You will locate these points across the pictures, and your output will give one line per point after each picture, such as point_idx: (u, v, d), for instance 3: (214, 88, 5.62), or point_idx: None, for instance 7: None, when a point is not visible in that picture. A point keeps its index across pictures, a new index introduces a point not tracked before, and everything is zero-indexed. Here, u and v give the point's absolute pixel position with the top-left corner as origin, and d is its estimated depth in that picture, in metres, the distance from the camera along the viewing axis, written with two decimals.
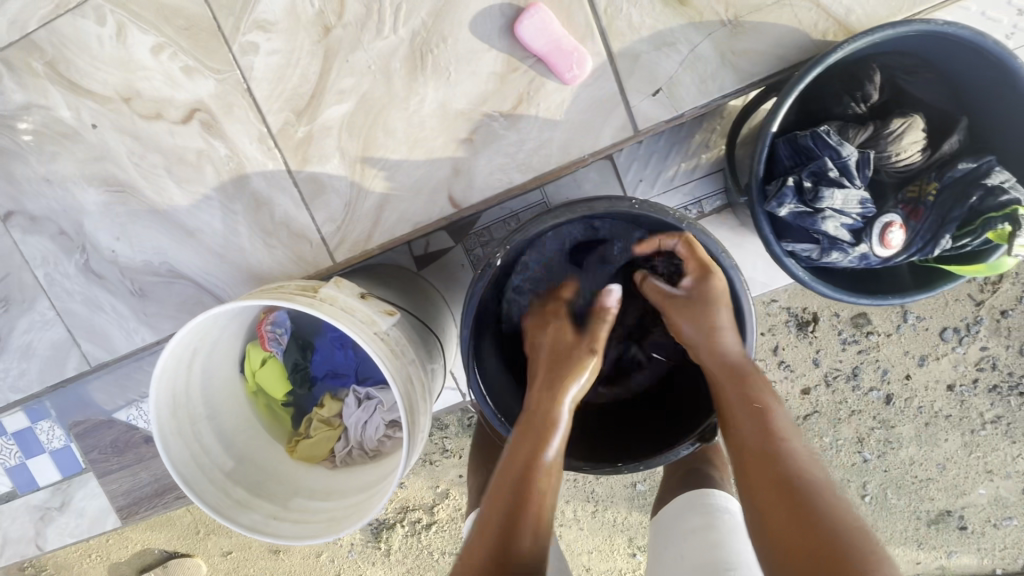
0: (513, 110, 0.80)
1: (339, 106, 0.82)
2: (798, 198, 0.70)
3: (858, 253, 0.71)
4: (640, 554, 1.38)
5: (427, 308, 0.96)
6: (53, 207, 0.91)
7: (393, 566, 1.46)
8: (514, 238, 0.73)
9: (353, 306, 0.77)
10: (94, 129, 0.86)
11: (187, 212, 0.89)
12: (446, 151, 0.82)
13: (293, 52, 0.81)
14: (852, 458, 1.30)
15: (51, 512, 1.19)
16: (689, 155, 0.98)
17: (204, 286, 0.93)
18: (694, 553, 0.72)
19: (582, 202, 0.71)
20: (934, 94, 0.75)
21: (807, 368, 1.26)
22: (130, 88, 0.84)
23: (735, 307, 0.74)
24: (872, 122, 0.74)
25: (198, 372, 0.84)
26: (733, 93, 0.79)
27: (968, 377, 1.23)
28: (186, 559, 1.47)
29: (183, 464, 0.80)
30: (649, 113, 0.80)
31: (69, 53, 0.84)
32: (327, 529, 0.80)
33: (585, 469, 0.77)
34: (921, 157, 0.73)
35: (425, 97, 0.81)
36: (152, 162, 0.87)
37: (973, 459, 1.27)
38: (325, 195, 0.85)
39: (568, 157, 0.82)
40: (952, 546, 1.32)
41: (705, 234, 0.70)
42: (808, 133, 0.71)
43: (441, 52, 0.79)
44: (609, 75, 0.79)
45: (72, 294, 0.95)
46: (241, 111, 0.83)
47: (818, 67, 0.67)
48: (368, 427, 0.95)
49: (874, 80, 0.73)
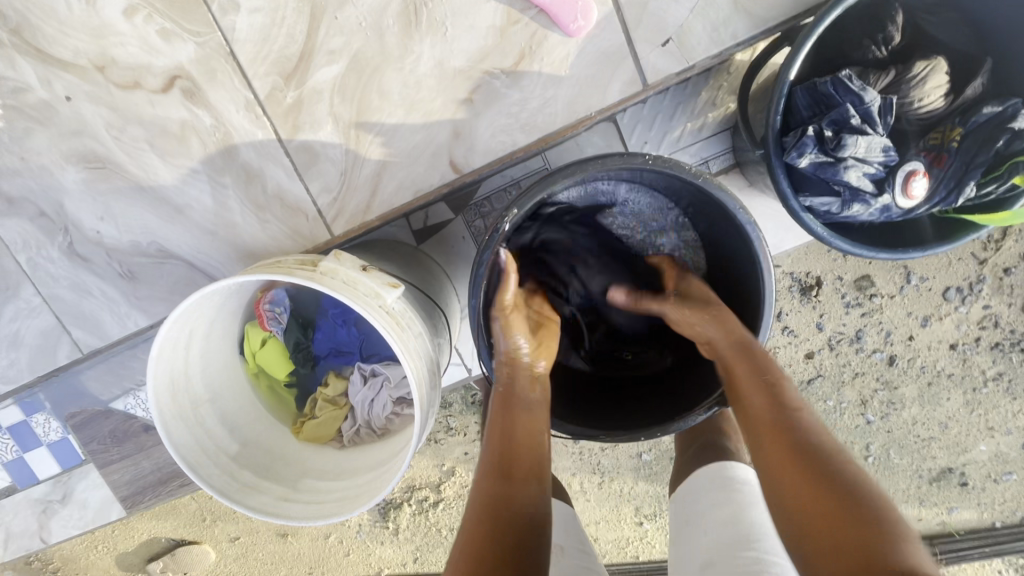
0: (515, 67, 0.76)
1: (330, 67, 0.77)
2: (818, 148, 0.67)
3: (880, 205, 0.68)
4: (647, 523, 1.38)
5: (431, 281, 0.93)
6: (29, 187, 0.86)
7: (402, 544, 1.46)
8: (523, 202, 0.68)
9: (356, 279, 0.73)
10: (67, 101, 0.81)
11: (173, 187, 0.84)
12: (445, 113, 0.78)
13: (276, 11, 0.75)
14: (856, 420, 1.30)
15: (53, 504, 1.17)
16: (696, 114, 0.94)
17: (197, 265, 0.89)
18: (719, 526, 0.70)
19: (594, 158, 0.67)
20: (955, 35, 0.71)
21: (812, 332, 1.24)
22: (105, 55, 0.79)
23: (753, 262, 0.70)
24: (894, 67, 0.71)
25: (197, 354, 0.81)
26: (747, 41, 0.76)
27: (971, 336, 1.22)
28: (194, 546, 1.46)
29: (186, 447, 0.77)
30: (658, 66, 0.76)
31: (36, 19, 0.77)
32: (339, 507, 0.79)
33: (600, 437, 0.73)
34: (943, 102, 0.71)
35: (420, 55, 0.76)
36: (133, 136, 0.82)
37: (975, 417, 1.27)
38: (319, 165, 0.81)
39: (574, 115, 0.78)
40: (953, 503, 1.33)
41: (723, 193, 0.67)
42: (828, 79, 0.68)
43: (435, 5, 0.74)
44: (615, 25, 0.75)
45: (58, 279, 0.91)
46: (224, 76, 0.78)
47: (839, 7, 0.63)
48: (375, 405, 0.92)
49: (897, 20, 0.70)
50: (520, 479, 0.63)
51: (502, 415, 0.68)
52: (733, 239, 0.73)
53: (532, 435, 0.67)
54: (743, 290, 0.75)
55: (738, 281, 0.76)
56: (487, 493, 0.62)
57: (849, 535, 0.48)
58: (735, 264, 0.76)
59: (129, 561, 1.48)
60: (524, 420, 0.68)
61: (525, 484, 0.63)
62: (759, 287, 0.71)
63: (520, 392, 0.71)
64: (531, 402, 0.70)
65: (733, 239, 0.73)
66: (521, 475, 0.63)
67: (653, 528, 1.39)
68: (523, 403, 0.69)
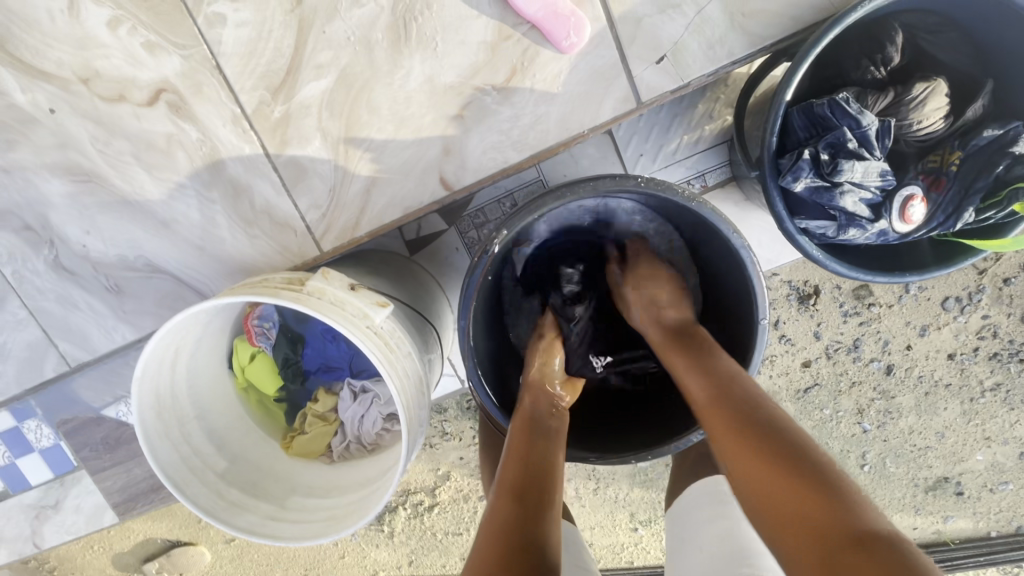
0: (507, 83, 0.75)
1: (318, 82, 0.76)
2: (814, 172, 0.66)
3: (876, 229, 0.68)
4: (643, 528, 1.37)
5: (422, 294, 0.91)
6: (15, 199, 0.84)
7: (397, 546, 1.45)
8: (512, 223, 0.67)
9: (343, 299, 0.72)
10: (52, 113, 0.79)
11: (159, 201, 0.83)
12: (436, 128, 0.77)
13: (263, 24, 0.74)
14: (852, 429, 1.28)
15: (46, 510, 1.16)
16: (692, 127, 0.92)
17: (184, 280, 0.88)
18: (715, 536, 0.66)
19: (585, 180, 0.66)
20: (956, 55, 0.70)
21: (808, 341, 1.22)
22: (88, 68, 0.77)
23: (745, 282, 0.69)
24: (893, 88, 0.70)
25: (183, 371, 0.80)
26: (744, 59, 0.74)
27: (969, 346, 1.20)
28: (190, 547, 1.45)
29: (172, 466, 0.77)
30: (652, 83, 0.75)
31: (18, 30, 0.76)
32: (326, 527, 0.77)
33: (591, 459, 0.73)
34: (943, 123, 0.70)
35: (410, 70, 0.75)
36: (118, 150, 0.81)
37: (972, 427, 1.26)
38: (307, 180, 0.80)
39: (567, 132, 0.77)
40: (948, 511, 1.32)
41: (713, 214, 0.66)
42: (825, 101, 0.66)
43: (425, 20, 0.73)
44: (609, 41, 0.73)
45: (44, 292, 0.90)
46: (211, 90, 0.77)
47: (836, 28, 0.61)
48: (365, 421, 0.91)
49: (896, 40, 0.69)
50: (532, 503, 0.59)
51: (521, 435, 0.67)
52: (727, 259, 0.72)
53: (547, 462, 0.64)
54: (737, 309, 0.73)
55: (732, 300, 0.74)
56: (502, 516, 0.58)
57: (804, 511, 0.49)
58: (728, 284, 0.75)
59: (125, 561, 1.47)
60: (541, 443, 0.66)
61: (541, 508, 0.59)
62: (752, 310, 0.69)
63: (537, 419, 0.69)
64: (551, 428, 0.69)
65: (727, 260, 0.72)
66: (530, 498, 0.60)
67: (649, 534, 1.38)
68: (535, 427, 0.68)
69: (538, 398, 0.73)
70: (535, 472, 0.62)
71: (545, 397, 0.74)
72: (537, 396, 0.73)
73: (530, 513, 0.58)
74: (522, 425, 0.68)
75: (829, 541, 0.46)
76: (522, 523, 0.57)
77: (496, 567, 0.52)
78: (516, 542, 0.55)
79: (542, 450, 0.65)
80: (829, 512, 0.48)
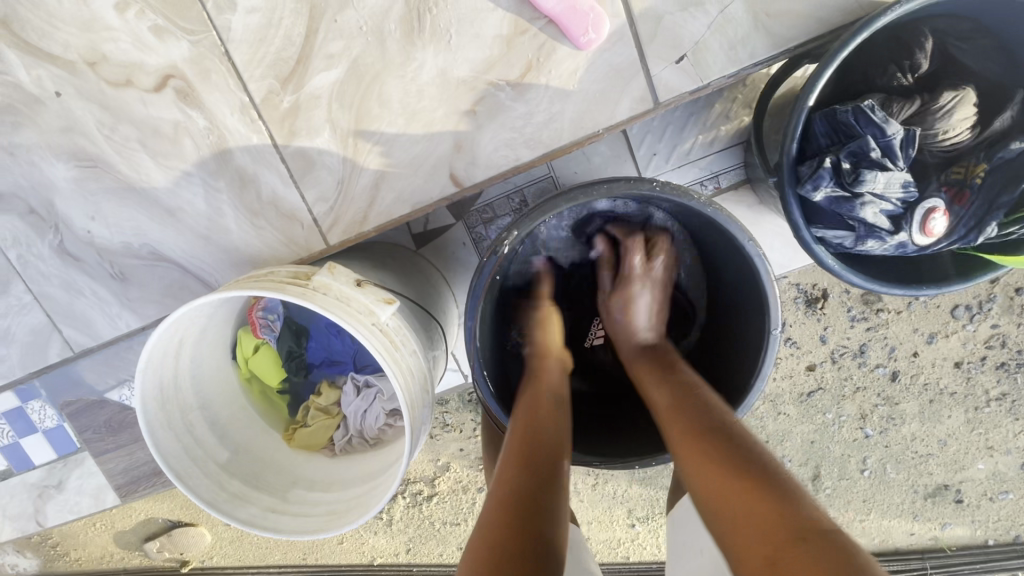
0: (521, 79, 0.73)
1: (328, 72, 0.74)
2: (835, 181, 0.64)
3: (896, 241, 0.66)
4: (640, 525, 1.37)
5: (429, 290, 0.91)
6: (19, 182, 0.83)
7: (395, 534, 1.46)
8: (523, 224, 0.66)
9: (349, 295, 0.71)
10: (57, 96, 0.78)
11: (165, 189, 0.82)
12: (447, 123, 0.75)
13: (273, 11, 0.72)
14: (855, 434, 1.28)
15: (49, 490, 1.17)
16: (707, 127, 0.90)
17: (189, 269, 0.87)
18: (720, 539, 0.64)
19: (598, 182, 0.64)
20: (985, 62, 0.68)
21: (814, 345, 1.20)
22: (95, 51, 0.75)
23: (757, 291, 0.68)
24: (919, 96, 0.68)
25: (186, 361, 0.80)
26: (766, 61, 0.72)
27: (977, 355, 1.19)
28: (190, 528, 1.46)
29: (174, 457, 0.76)
30: (671, 83, 0.73)
31: (23, 11, 0.74)
32: (327, 522, 0.77)
33: (594, 464, 0.73)
34: (969, 134, 0.68)
35: (422, 62, 0.73)
36: (124, 136, 0.79)
37: (975, 435, 1.25)
38: (315, 172, 0.79)
39: (581, 130, 0.75)
40: (946, 518, 1.32)
41: (725, 217, 0.64)
42: (849, 107, 0.64)
43: (439, 11, 0.71)
44: (628, 38, 0.71)
45: (48, 277, 0.90)
46: (218, 77, 0.75)
47: (865, 32, 0.59)
48: (368, 416, 0.92)
49: (925, 47, 0.67)
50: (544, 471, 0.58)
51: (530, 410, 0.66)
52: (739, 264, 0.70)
53: (553, 434, 0.63)
54: (748, 315, 0.72)
55: (744, 308, 0.73)
56: (512, 481, 0.57)
57: (764, 506, 0.48)
58: (740, 291, 0.74)
59: (127, 539, 1.48)
60: (552, 414, 0.66)
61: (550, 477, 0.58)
62: (763, 320, 0.68)
63: (552, 392, 0.70)
64: (559, 397, 0.70)
65: (740, 266, 0.71)
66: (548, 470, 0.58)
67: (645, 531, 1.38)
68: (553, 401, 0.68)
69: (548, 366, 0.73)
70: (540, 443, 0.61)
71: (551, 363, 0.74)
72: (547, 365, 0.73)
73: (541, 480, 0.57)
74: (533, 395, 0.69)
75: (779, 525, 0.46)
76: (535, 490, 0.56)
77: (507, 526, 0.51)
78: (524, 509, 0.53)
79: (550, 429, 0.64)
80: (773, 506, 0.48)
